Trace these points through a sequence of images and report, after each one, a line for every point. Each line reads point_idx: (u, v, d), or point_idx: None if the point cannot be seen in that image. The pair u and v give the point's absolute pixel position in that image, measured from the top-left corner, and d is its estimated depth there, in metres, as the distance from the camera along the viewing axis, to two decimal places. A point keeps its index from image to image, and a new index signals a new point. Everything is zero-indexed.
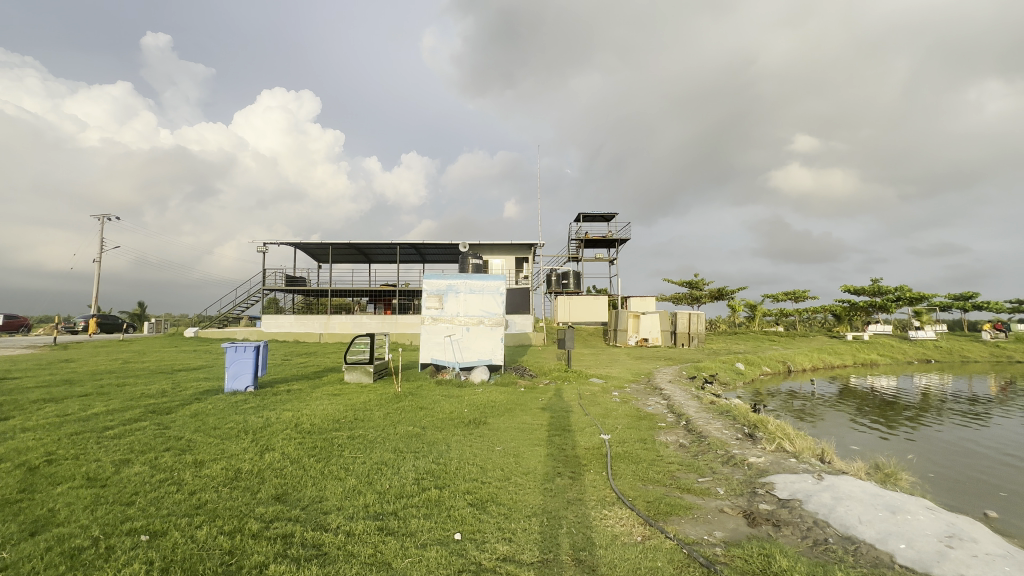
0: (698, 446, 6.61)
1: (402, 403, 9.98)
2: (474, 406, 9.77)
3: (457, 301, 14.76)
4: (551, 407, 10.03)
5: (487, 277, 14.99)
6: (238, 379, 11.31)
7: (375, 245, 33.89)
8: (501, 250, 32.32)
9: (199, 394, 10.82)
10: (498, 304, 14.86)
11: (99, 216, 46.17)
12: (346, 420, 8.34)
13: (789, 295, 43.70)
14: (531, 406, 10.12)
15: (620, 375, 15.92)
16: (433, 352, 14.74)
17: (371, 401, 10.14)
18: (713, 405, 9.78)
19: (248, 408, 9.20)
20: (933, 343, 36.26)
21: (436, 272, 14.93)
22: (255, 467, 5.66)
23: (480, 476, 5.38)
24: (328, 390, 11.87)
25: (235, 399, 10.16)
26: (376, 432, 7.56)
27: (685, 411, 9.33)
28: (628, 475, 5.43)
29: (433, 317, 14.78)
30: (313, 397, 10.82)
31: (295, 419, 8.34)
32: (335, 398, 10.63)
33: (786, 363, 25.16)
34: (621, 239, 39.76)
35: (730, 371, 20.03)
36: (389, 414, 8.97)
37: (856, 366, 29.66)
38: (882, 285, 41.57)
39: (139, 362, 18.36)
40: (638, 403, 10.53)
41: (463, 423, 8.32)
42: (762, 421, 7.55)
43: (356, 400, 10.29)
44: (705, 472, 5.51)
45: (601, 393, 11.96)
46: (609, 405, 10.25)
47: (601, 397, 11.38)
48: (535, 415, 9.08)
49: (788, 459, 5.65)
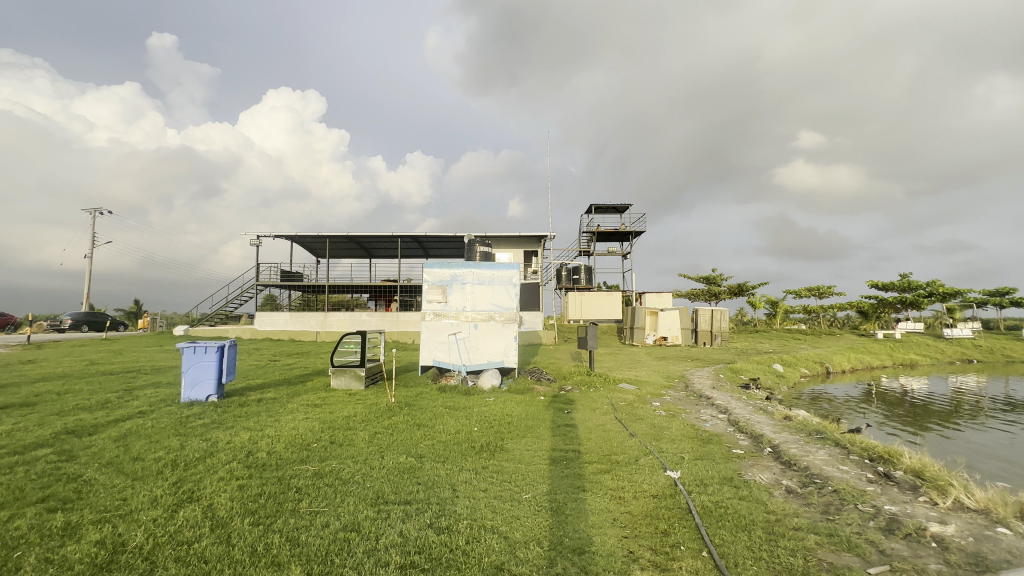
0: (821, 497, 4.45)
1: (395, 419, 7.91)
2: (487, 422, 7.70)
3: (464, 293, 12.73)
4: (582, 424, 7.93)
5: (498, 265, 12.88)
6: (198, 386, 9.31)
7: (374, 238, 31.91)
8: (509, 243, 30.20)
9: (147, 405, 8.82)
10: (511, 297, 12.76)
11: (91, 210, 44.54)
12: (318, 446, 6.28)
13: (812, 291, 41.31)
14: (556, 422, 8.01)
15: (651, 379, 13.78)
16: (435, 352, 12.69)
17: (357, 416, 8.09)
18: (789, 422, 7.64)
19: (198, 427, 7.18)
20: (972, 342, 33.84)
21: (438, 260, 12.86)
22: (152, 541, 3.58)
23: (507, 563, 3.30)
24: (307, 399, 9.85)
25: (187, 414, 8.13)
26: (356, 466, 5.51)
27: (761, 431, 7.18)
28: (751, 563, 3.30)
29: (435, 312, 12.73)
30: (287, 409, 8.81)
31: (250, 445, 6.28)
32: (316, 411, 8.62)
33: (824, 364, 22.92)
34: (635, 232, 37.53)
35: (769, 373, 17.87)
36: (376, 436, 6.90)
37: (895, 366, 27.32)
38: (912, 280, 39.19)
39: (108, 364, 16.40)
40: (691, 419, 8.39)
41: (472, 449, 6.23)
42: (890, 451, 5.39)
43: (338, 414, 8.24)
44: (873, 557, 3.38)
45: (638, 404, 9.80)
46: (655, 421, 8.15)
47: (641, 408, 9.27)
48: (565, 437, 6.96)
49: (999, 532, 3.52)
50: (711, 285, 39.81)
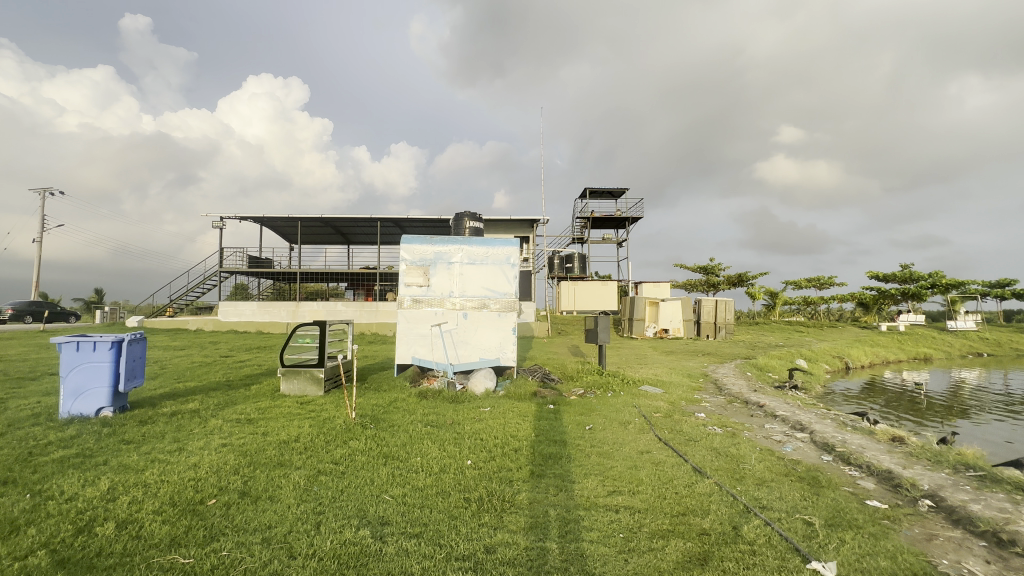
0: None
1: (352, 445, 5.52)
2: (483, 453, 5.34)
3: (450, 275, 10.35)
4: (618, 450, 5.66)
5: (493, 241, 10.49)
6: (86, 395, 6.82)
7: (351, 220, 29.13)
8: (499, 226, 27.73)
9: (4, 425, 6.28)
10: (508, 279, 10.38)
11: (41, 192, 40.73)
12: (214, 505, 3.88)
13: (812, 281, 39.78)
14: (582, 449, 5.70)
15: (672, 379, 11.59)
16: (414, 349, 10.27)
17: (299, 441, 5.68)
18: (910, 449, 5.45)
19: (39, 469, 4.66)
20: (978, 335, 32.69)
21: (418, 234, 10.43)
22: None
23: None
24: (240, 412, 7.38)
25: (50, 440, 5.62)
26: (261, 559, 3.12)
27: (885, 466, 4.96)
28: None
29: (414, 299, 10.30)
30: (203, 430, 6.34)
31: (103, 502, 3.84)
32: (246, 432, 6.18)
33: (844, 359, 21.09)
34: (632, 218, 35.36)
35: (794, 368, 15.88)
36: (316, 480, 4.51)
37: (910, 360, 25.70)
38: (914, 271, 37.93)
39: (16, 360, 13.49)
40: (762, 442, 6.12)
41: (464, 508, 3.91)
42: None
43: (272, 438, 5.80)
44: None
45: (677, 416, 7.50)
46: (717, 445, 5.92)
47: (685, 423, 7.03)
48: (602, 479, 4.66)
49: None
50: (709, 275, 37.96)
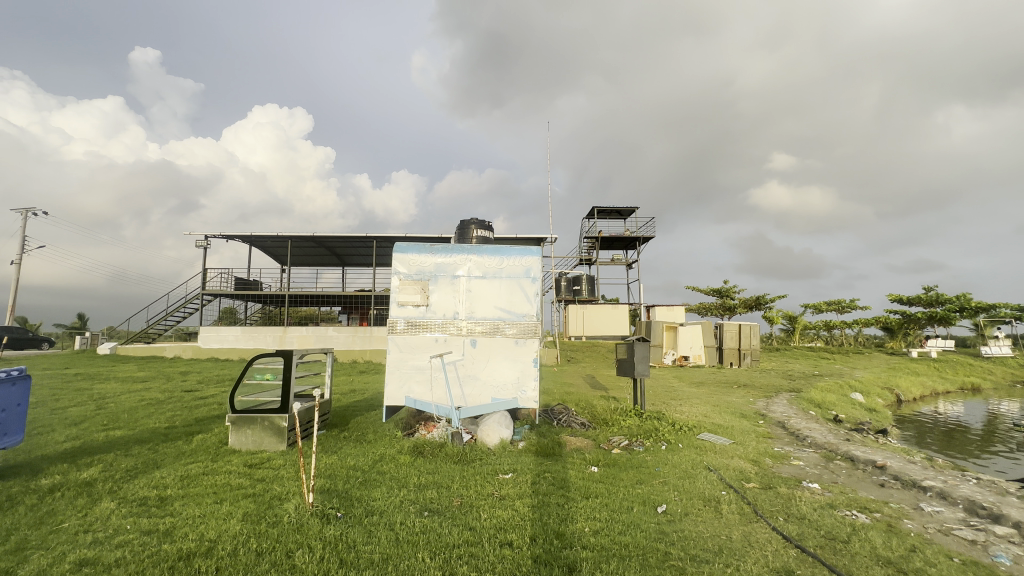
0: None
1: (294, 569, 3.25)
2: None
3: (455, 292, 8.26)
4: (738, 568, 3.42)
5: (508, 250, 8.43)
6: None
7: (345, 239, 27.20)
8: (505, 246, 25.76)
9: None
10: (527, 297, 8.26)
11: (23, 210, 38.82)
12: None
13: (831, 305, 37.70)
14: (675, 565, 3.46)
15: (728, 422, 9.33)
16: (409, 388, 8.05)
17: (209, 556, 3.41)
18: None
19: None
20: (1017, 362, 30.38)
21: (415, 242, 8.40)
22: None
23: None
24: (155, 486, 5.11)
25: None
26: None
27: None
28: None
29: (410, 323, 8.17)
30: (70, 528, 4.03)
31: None
32: (140, 531, 3.93)
33: (894, 390, 18.78)
34: (642, 238, 33.54)
35: (852, 403, 13.61)
36: None
37: (958, 390, 23.37)
38: (940, 294, 35.89)
39: None
40: (952, 545, 3.88)
41: None
42: None
43: (169, 550, 3.54)
44: None
45: (780, 487, 5.26)
46: (889, 554, 3.66)
47: (803, 503, 4.78)
48: None
49: None
50: (723, 298, 35.88)
